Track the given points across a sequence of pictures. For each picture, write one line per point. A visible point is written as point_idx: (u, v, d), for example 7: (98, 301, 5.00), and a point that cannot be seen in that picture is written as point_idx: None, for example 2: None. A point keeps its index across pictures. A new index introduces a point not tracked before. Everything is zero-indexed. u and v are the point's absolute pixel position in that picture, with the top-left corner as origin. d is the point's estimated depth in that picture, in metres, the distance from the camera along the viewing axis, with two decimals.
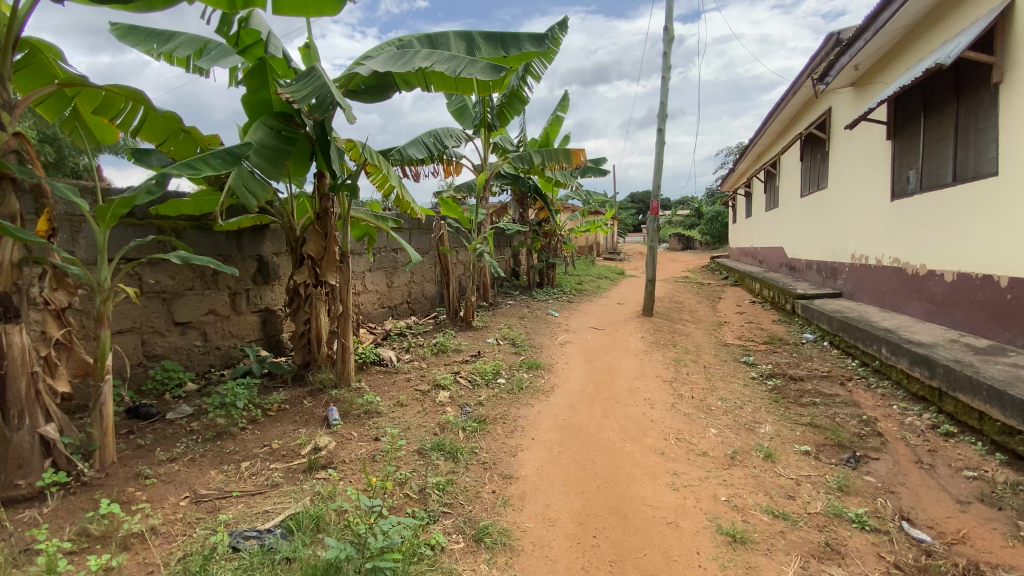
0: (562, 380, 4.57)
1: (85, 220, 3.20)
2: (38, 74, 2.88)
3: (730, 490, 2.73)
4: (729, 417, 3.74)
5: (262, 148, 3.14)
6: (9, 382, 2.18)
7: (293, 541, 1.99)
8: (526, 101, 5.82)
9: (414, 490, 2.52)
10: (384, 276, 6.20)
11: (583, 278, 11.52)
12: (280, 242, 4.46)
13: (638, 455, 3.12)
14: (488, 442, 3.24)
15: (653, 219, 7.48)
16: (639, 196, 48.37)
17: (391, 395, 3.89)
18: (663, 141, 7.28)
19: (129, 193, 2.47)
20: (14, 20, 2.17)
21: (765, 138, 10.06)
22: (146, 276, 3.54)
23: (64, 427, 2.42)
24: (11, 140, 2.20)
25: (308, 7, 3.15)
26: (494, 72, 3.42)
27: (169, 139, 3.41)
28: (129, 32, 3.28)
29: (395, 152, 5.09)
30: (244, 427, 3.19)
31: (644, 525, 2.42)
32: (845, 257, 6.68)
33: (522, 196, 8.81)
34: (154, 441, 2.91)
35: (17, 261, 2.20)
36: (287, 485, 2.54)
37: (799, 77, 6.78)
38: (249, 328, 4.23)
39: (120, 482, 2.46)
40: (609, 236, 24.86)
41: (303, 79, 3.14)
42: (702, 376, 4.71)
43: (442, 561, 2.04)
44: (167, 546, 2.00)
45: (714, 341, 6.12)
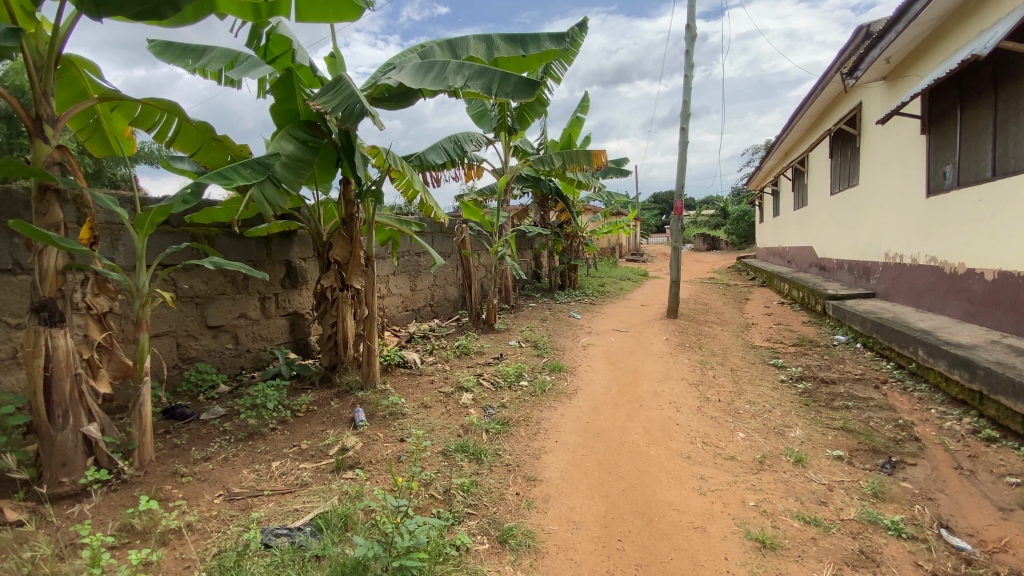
0: (585, 383, 4.55)
1: (123, 227, 3.33)
2: (78, 92, 3.04)
3: (759, 495, 2.67)
4: (757, 420, 3.66)
5: (289, 158, 3.22)
6: (54, 384, 2.29)
7: (322, 539, 2.03)
8: (546, 103, 5.84)
9: (439, 491, 2.54)
10: (408, 279, 6.28)
11: (605, 279, 11.45)
12: (308, 248, 4.59)
13: (664, 459, 3.08)
14: (511, 444, 3.26)
15: (677, 220, 7.37)
16: (662, 196, 47.86)
17: (416, 397, 3.94)
18: (686, 141, 7.19)
19: (166, 202, 2.58)
20: (56, 37, 2.28)
21: (791, 136, 9.85)
22: (181, 282, 3.65)
23: (106, 427, 2.53)
24: (55, 153, 2.31)
25: (330, 13, 3.23)
26: (528, 89, 3.48)
27: (202, 148, 3.50)
28: (165, 49, 3.43)
29: (415, 158, 5.17)
30: (274, 428, 3.27)
31: (671, 529, 2.38)
32: (878, 256, 6.48)
33: (543, 198, 8.81)
34: (189, 441, 3.01)
35: (61, 268, 2.30)
36: (316, 484, 2.60)
37: (828, 71, 6.59)
38: (278, 331, 4.36)
39: (158, 480, 2.56)
40: (632, 237, 24.68)
41: (332, 90, 3.21)
42: (729, 378, 4.63)
43: (467, 561, 2.05)
44: (202, 541, 2.06)
45: (741, 342, 6.01)
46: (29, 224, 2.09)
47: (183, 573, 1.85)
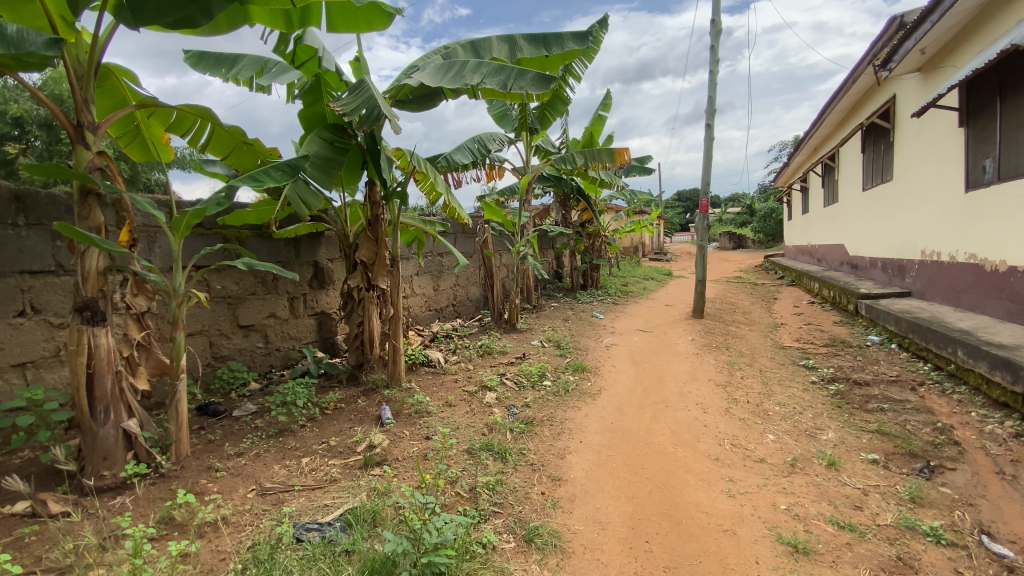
0: (609, 383, 4.52)
1: (159, 230, 3.45)
2: (116, 100, 3.16)
3: (790, 499, 2.61)
4: (787, 423, 3.57)
5: (317, 159, 3.30)
6: (97, 380, 2.38)
7: (352, 534, 2.06)
8: (567, 101, 5.82)
9: (464, 489, 2.56)
10: (431, 279, 6.34)
11: (628, 279, 11.34)
12: (335, 248, 4.69)
13: (691, 461, 3.03)
14: (536, 443, 3.25)
15: (703, 218, 7.24)
16: (685, 194, 47.09)
17: (440, 396, 3.97)
18: (711, 138, 7.08)
19: (200, 205, 2.65)
20: (95, 46, 2.37)
21: (821, 131, 9.59)
22: (214, 283, 3.76)
23: (144, 422, 2.62)
24: (96, 159, 2.41)
25: (359, 21, 3.28)
26: (544, 83, 3.48)
27: (233, 152, 3.62)
28: (200, 58, 3.55)
29: (442, 159, 5.23)
30: (303, 425, 3.34)
31: (700, 532, 2.35)
32: (914, 254, 6.26)
33: (565, 198, 8.78)
34: (223, 436, 3.10)
35: (102, 269, 2.40)
36: (345, 480, 2.65)
37: (859, 63, 6.39)
38: (306, 330, 4.46)
39: (194, 474, 2.64)
40: (655, 237, 24.41)
41: (354, 92, 3.27)
42: (758, 379, 4.54)
43: (494, 560, 2.05)
44: (237, 534, 2.12)
45: (770, 343, 5.89)
46: (73, 227, 2.18)
47: (219, 564, 1.91)
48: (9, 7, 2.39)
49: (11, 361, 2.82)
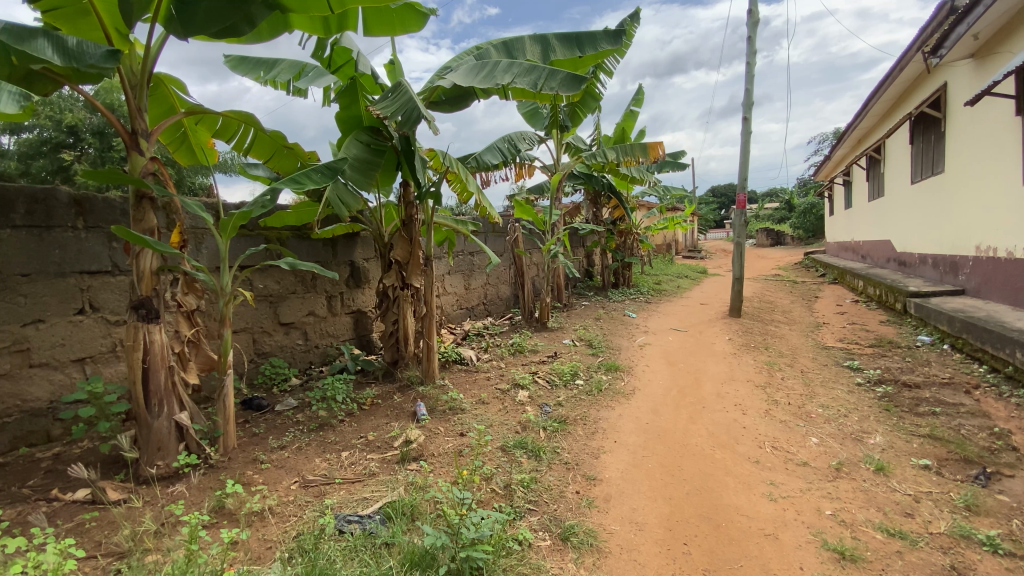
0: (643, 383, 4.46)
1: (207, 231, 3.59)
2: (165, 107, 3.32)
3: (836, 504, 2.52)
4: (832, 426, 3.45)
5: (356, 161, 3.38)
6: (151, 375, 2.51)
7: (391, 528, 2.11)
8: (599, 98, 5.77)
9: (500, 486, 2.58)
10: (462, 278, 6.41)
11: (662, 278, 11.14)
12: (370, 248, 4.80)
13: (730, 463, 2.97)
14: (569, 442, 3.24)
15: (739, 214, 7.05)
16: (721, 190, 45.90)
17: (473, 393, 4.01)
18: (748, 131, 6.88)
19: (246, 207, 2.76)
20: (148, 56, 2.50)
21: (865, 122, 9.20)
22: (257, 282, 3.89)
23: (195, 415, 2.75)
24: (149, 164, 2.53)
25: (395, 24, 3.33)
26: (575, 83, 3.47)
27: (275, 155, 3.73)
28: (241, 63, 3.70)
29: (472, 159, 5.27)
30: (342, 420, 3.43)
31: (740, 535, 2.30)
32: (968, 249, 5.94)
33: (595, 195, 8.68)
34: (266, 430, 3.22)
35: (156, 269, 2.52)
36: (383, 474, 2.71)
37: (907, 50, 6.09)
38: (343, 328, 4.59)
39: (240, 465, 2.75)
40: (689, 234, 23.93)
41: (391, 95, 3.32)
42: (799, 381, 4.39)
43: (531, 556, 2.06)
44: (282, 524, 2.20)
45: (812, 343, 5.68)
46: (129, 228, 2.30)
47: (267, 552, 1.99)
48: (70, 22, 2.55)
49: (72, 356, 2.99)
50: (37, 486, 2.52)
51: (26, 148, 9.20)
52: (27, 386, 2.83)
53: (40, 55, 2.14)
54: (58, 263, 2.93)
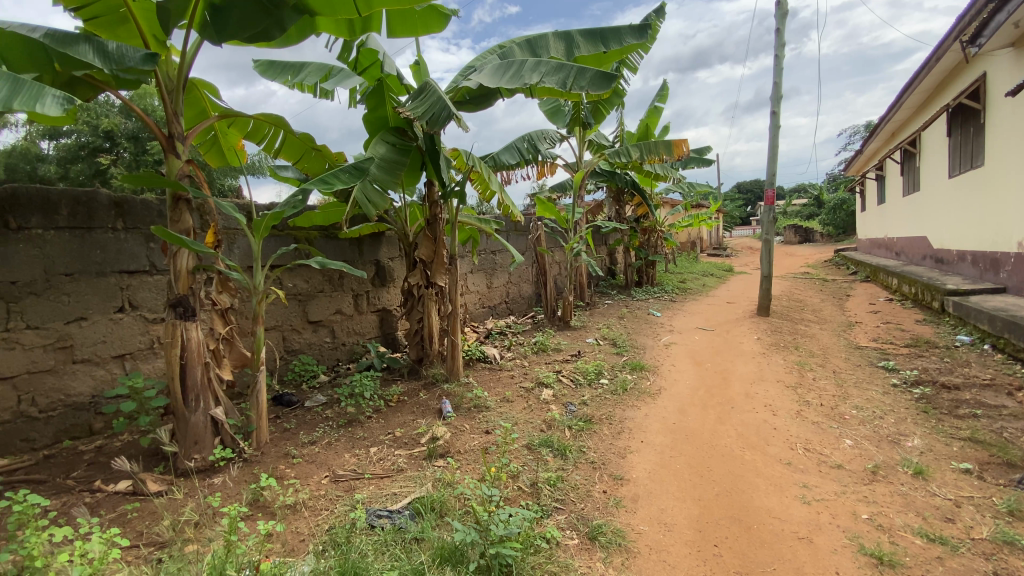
0: (669, 382, 4.41)
1: (239, 232, 3.69)
2: (197, 111, 3.42)
3: (873, 508, 2.45)
4: (867, 428, 3.35)
5: (383, 161, 3.42)
6: (189, 371, 2.59)
7: (421, 523, 2.13)
8: (621, 95, 5.72)
9: (526, 483, 2.58)
10: (485, 277, 6.44)
11: (686, 276, 10.98)
12: (395, 247, 4.87)
13: (761, 465, 2.91)
14: (595, 442, 3.22)
15: (767, 210, 6.90)
16: (746, 186, 44.97)
17: (497, 391, 4.02)
18: (776, 126, 6.73)
19: (278, 208, 2.83)
20: (183, 62, 2.57)
21: (899, 114, 8.89)
22: (287, 281, 3.98)
23: (229, 410, 2.83)
24: (185, 167, 2.62)
25: (418, 26, 3.36)
26: (603, 81, 3.45)
27: (303, 156, 3.81)
28: (269, 67, 3.80)
29: (489, 159, 5.29)
30: (370, 416, 3.49)
31: (773, 538, 2.25)
32: (1010, 246, 5.70)
33: (619, 192, 8.48)
34: (297, 425, 3.29)
35: (192, 269, 2.59)
36: (411, 470, 2.74)
37: (944, 39, 5.85)
38: (369, 326, 4.66)
39: (273, 459, 2.82)
40: (713, 232, 23.52)
41: (419, 96, 3.35)
42: (831, 381, 4.27)
43: (559, 555, 2.05)
44: (314, 518, 2.25)
45: (844, 343, 5.53)
46: (167, 230, 2.38)
47: (301, 545, 2.04)
48: (110, 29, 2.64)
49: (112, 353, 3.11)
50: (81, 477, 2.63)
51: (66, 154, 9.58)
52: (71, 380, 2.95)
53: (82, 59, 2.23)
54: (100, 263, 3.04)
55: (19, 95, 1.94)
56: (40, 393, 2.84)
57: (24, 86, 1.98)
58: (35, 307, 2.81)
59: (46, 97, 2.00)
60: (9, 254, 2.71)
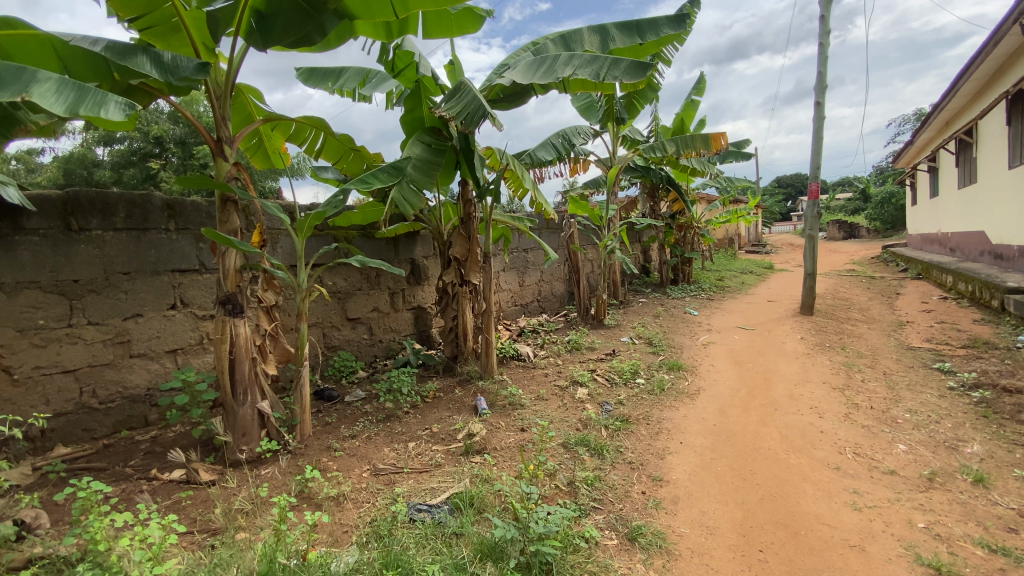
0: (708, 383, 4.31)
1: (282, 231, 3.81)
2: (242, 115, 3.54)
3: (930, 516, 2.34)
4: (921, 432, 3.19)
5: (419, 161, 3.47)
6: (237, 365, 2.69)
7: (459, 518, 2.16)
8: (656, 88, 5.61)
9: (563, 482, 2.58)
10: (517, 275, 6.45)
11: (724, 274, 10.69)
12: (429, 246, 4.93)
13: (807, 469, 2.81)
14: (632, 442, 3.18)
15: (811, 205, 6.64)
16: (787, 181, 43.47)
17: (532, 389, 4.02)
18: (820, 117, 6.47)
19: (320, 208, 2.91)
20: (231, 68, 2.67)
21: (954, 102, 8.39)
22: (327, 279, 4.09)
23: (275, 404, 2.93)
24: (232, 169, 2.72)
25: (453, 27, 3.38)
26: (639, 71, 3.38)
27: (343, 158, 3.90)
28: (310, 74, 3.92)
29: (525, 155, 5.28)
30: (407, 411, 3.55)
31: (822, 545, 2.18)
32: None
33: (653, 188, 8.32)
34: (338, 419, 3.38)
35: (239, 267, 2.69)
36: (449, 465, 2.78)
37: (1002, 23, 5.48)
38: (405, 323, 4.74)
39: (316, 452, 2.91)
40: (751, 228, 22.86)
41: (454, 96, 3.39)
42: (882, 384, 4.08)
43: (598, 555, 2.04)
44: (356, 510, 2.31)
45: (894, 343, 5.28)
46: (217, 230, 2.48)
47: (345, 536, 2.10)
48: (163, 39, 2.77)
49: (165, 348, 3.27)
50: (139, 465, 2.78)
51: (118, 158, 10.06)
52: (128, 373, 3.12)
53: (140, 69, 2.35)
54: (154, 262, 3.20)
55: (85, 102, 2.06)
56: (100, 385, 3.01)
57: (89, 94, 2.09)
58: (96, 303, 2.98)
59: (109, 103, 2.11)
60: (72, 253, 2.88)
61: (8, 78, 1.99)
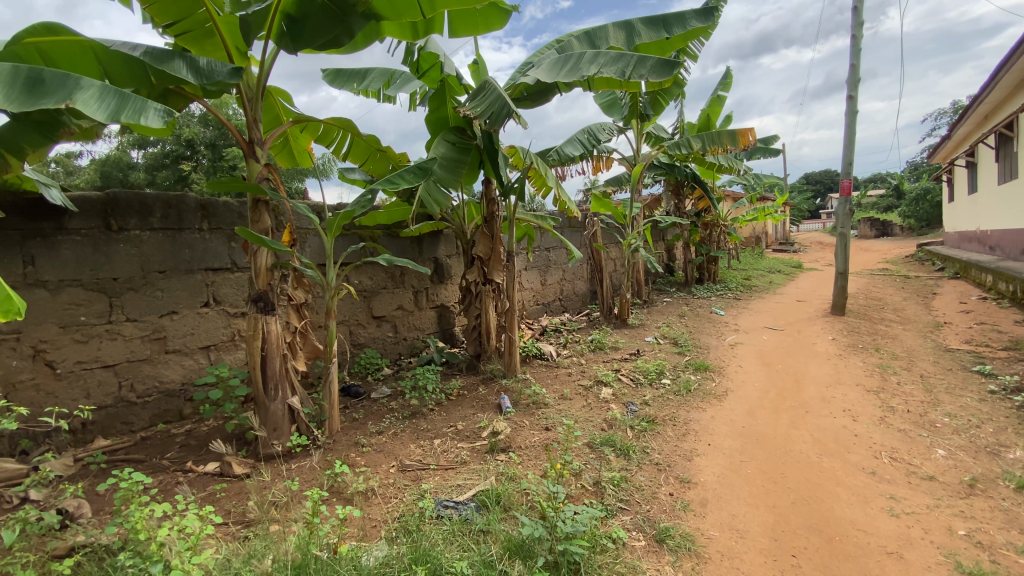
0: (736, 384, 4.23)
1: (311, 231, 3.88)
2: (272, 117, 3.63)
3: (971, 523, 2.26)
4: (962, 437, 3.08)
5: (444, 160, 3.50)
6: (268, 361, 2.76)
7: (486, 516, 2.17)
8: (682, 83, 5.53)
9: (589, 482, 2.57)
10: (539, 274, 6.44)
11: (751, 273, 10.47)
12: (452, 245, 4.97)
13: (841, 473, 2.74)
14: (659, 443, 3.15)
15: (843, 203, 6.45)
16: (816, 178, 42.36)
17: (556, 389, 4.01)
18: (852, 112, 6.28)
19: (348, 207, 2.95)
20: (262, 71, 2.73)
21: (995, 94, 8.03)
22: (354, 278, 4.16)
23: (305, 400, 2.99)
24: (263, 170, 2.78)
25: (478, 24, 3.38)
26: (665, 69, 3.34)
27: (369, 159, 3.95)
28: (336, 74, 3.98)
29: (553, 152, 5.26)
30: (432, 409, 3.58)
31: (858, 551, 2.12)
32: None
33: (677, 186, 8.22)
34: (365, 416, 3.43)
35: (270, 266, 2.75)
36: (474, 463, 2.79)
37: None
38: (428, 321, 4.78)
39: (345, 447, 2.97)
40: (778, 227, 22.35)
41: (479, 94, 3.41)
42: (919, 387, 3.95)
43: (625, 556, 2.03)
44: (385, 505, 2.35)
45: (931, 345, 5.10)
46: (250, 230, 2.54)
47: (373, 530, 2.13)
48: (197, 44, 2.83)
49: (199, 344, 3.37)
50: (174, 458, 2.87)
51: (153, 161, 10.38)
52: (164, 369, 3.23)
53: (177, 75, 2.42)
54: (188, 261, 3.30)
55: (126, 109, 2.13)
56: (138, 380, 3.12)
57: (130, 101, 2.16)
58: (134, 301, 3.09)
59: (149, 110, 2.19)
60: (112, 253, 2.99)
61: (54, 86, 2.07)
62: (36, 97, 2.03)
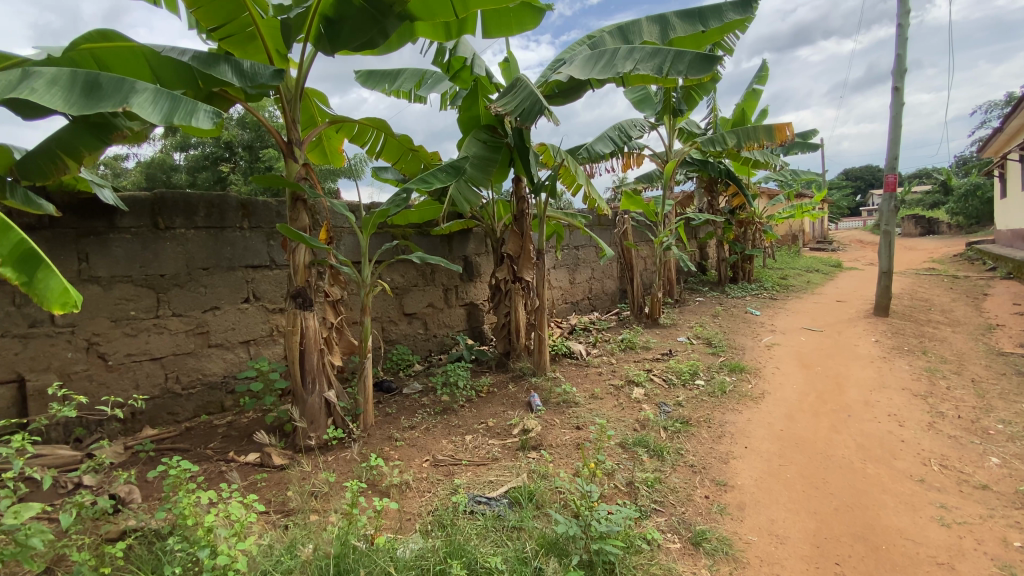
0: (773, 386, 4.12)
1: (345, 229, 3.97)
2: (307, 119, 3.71)
3: None
4: (1018, 445, 2.92)
5: (476, 159, 3.52)
6: (307, 356, 2.84)
7: (519, 512, 2.19)
8: (716, 77, 5.40)
9: (622, 482, 2.54)
10: (568, 272, 6.42)
11: (787, 272, 10.16)
12: (482, 243, 5.00)
13: (887, 480, 2.64)
14: (693, 444, 3.10)
15: (888, 199, 6.18)
16: (856, 174, 40.79)
17: (586, 388, 3.99)
18: (897, 105, 6.02)
19: (383, 206, 3.01)
20: (301, 73, 2.80)
21: None
22: (386, 275, 4.23)
23: (341, 394, 3.05)
24: (301, 170, 2.86)
25: (510, 22, 3.38)
26: (704, 64, 3.28)
27: (401, 159, 4.01)
28: (368, 76, 4.06)
29: (583, 150, 5.23)
30: (463, 405, 3.61)
31: (906, 561, 2.04)
32: None
33: (710, 182, 8.04)
34: (397, 411, 3.49)
35: (308, 263, 2.83)
36: (506, 460, 2.81)
37: None
38: (458, 319, 4.82)
39: (378, 441, 3.03)
40: (815, 225, 21.62)
41: (509, 92, 3.42)
42: (970, 392, 3.76)
43: (660, 557, 2.00)
44: (419, 498, 2.39)
45: (983, 348, 4.85)
46: (290, 228, 2.61)
47: (408, 523, 2.17)
48: (240, 47, 2.91)
49: (239, 339, 3.49)
50: (217, 447, 2.98)
51: (195, 163, 10.78)
52: (207, 362, 3.35)
53: (223, 78, 2.51)
54: (230, 258, 3.42)
55: (178, 111, 2.23)
56: (183, 372, 3.26)
57: (181, 102, 2.26)
58: (180, 297, 3.22)
59: (199, 111, 2.28)
60: (159, 251, 3.12)
61: (110, 89, 2.16)
62: (94, 100, 2.12)
